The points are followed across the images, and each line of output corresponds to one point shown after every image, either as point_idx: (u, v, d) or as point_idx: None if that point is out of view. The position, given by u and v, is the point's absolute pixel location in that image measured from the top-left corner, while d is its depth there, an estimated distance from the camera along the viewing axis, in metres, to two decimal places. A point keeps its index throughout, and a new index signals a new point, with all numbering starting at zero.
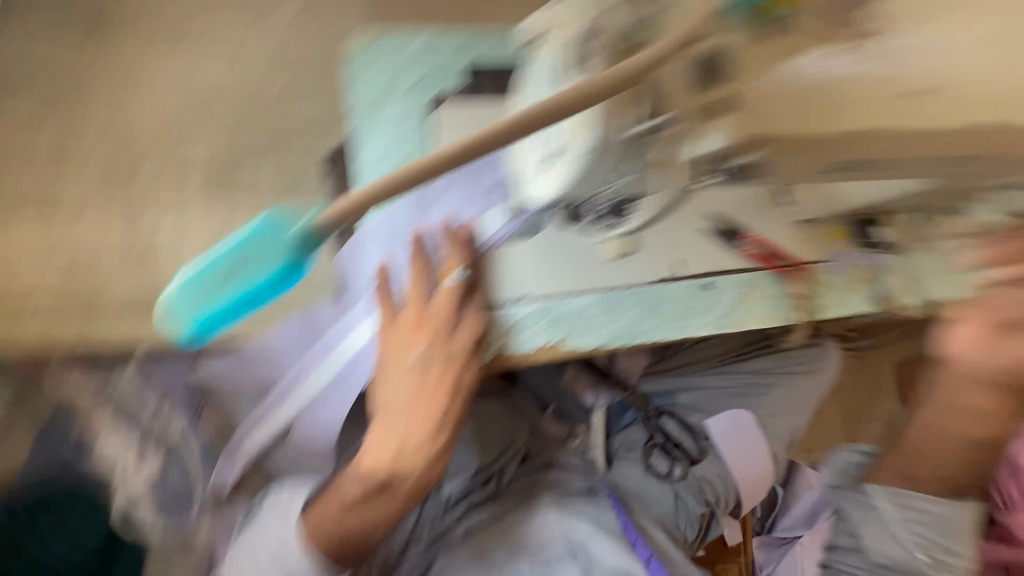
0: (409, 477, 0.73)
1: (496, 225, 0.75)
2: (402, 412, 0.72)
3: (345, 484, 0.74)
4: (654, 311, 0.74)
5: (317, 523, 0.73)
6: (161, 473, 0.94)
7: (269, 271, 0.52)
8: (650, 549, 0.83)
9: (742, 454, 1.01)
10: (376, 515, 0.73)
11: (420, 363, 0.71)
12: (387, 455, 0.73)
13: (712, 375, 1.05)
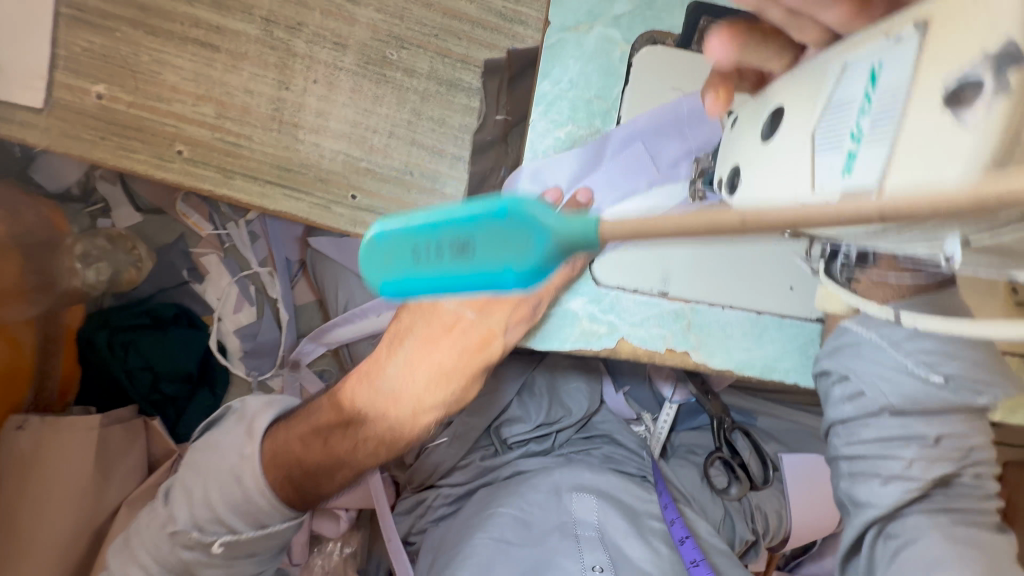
0: (359, 442, 0.78)
1: (659, 203, 0.62)
2: (401, 370, 0.75)
3: (324, 410, 0.79)
4: (802, 352, 0.67)
5: (279, 449, 0.77)
6: (248, 331, 1.18)
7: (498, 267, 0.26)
8: (684, 532, 0.92)
9: (810, 501, 1.06)
10: (319, 451, 0.77)
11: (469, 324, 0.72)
12: (366, 406, 0.77)
13: (805, 413, 1.13)
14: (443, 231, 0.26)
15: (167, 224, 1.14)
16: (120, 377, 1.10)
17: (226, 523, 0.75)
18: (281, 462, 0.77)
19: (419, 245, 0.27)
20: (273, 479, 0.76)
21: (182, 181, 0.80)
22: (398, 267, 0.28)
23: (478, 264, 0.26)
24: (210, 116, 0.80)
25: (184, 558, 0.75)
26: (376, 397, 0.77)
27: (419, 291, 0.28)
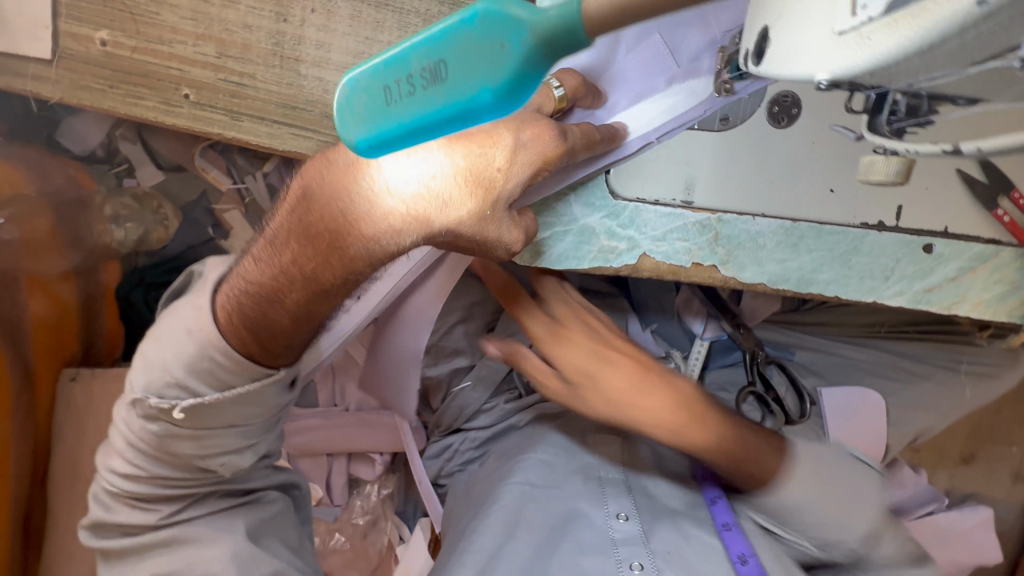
0: (334, 261, 0.58)
1: (680, 104, 0.57)
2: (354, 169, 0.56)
3: (275, 254, 0.60)
4: (843, 262, 0.61)
5: (227, 306, 0.63)
6: None
7: (479, 87, 0.34)
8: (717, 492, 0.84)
9: (853, 433, 1.00)
10: (267, 275, 0.61)
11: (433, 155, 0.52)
12: (317, 226, 0.58)
13: (852, 346, 1.05)
14: (418, 63, 0.35)
15: (187, 181, 1.14)
16: (159, 331, 1.15)
17: (181, 385, 0.63)
18: (238, 311, 0.62)
19: (394, 82, 0.36)
20: (229, 336, 0.62)
21: (193, 126, 0.80)
22: (374, 112, 0.37)
23: (449, 83, 0.34)
24: (211, 56, 0.78)
25: (150, 432, 0.65)
26: (322, 203, 0.57)
27: (398, 129, 0.37)
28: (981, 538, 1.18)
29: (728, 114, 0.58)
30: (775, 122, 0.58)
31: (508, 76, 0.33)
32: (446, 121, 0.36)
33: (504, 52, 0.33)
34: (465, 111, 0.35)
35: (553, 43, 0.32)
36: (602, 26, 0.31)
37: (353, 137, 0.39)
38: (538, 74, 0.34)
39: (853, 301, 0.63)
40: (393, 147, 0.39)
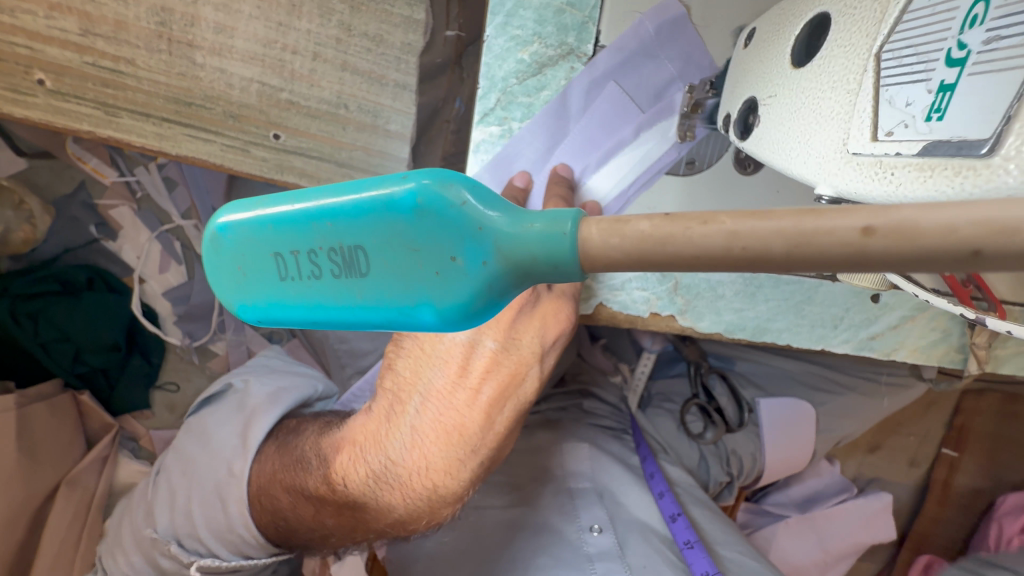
0: (380, 505, 0.57)
1: (652, 151, 0.53)
2: (411, 412, 0.53)
3: (310, 471, 0.60)
4: (797, 311, 0.60)
5: (258, 493, 0.62)
6: (180, 293, 1.06)
7: (417, 299, 0.27)
8: (676, 507, 0.80)
9: (784, 443, 1.04)
10: (309, 518, 0.61)
11: (467, 345, 0.50)
12: (361, 469, 0.57)
13: (785, 357, 1.07)
14: (327, 244, 0.28)
15: (59, 171, 0.96)
16: (33, 351, 0.95)
17: (205, 544, 0.66)
18: (268, 507, 0.62)
19: (290, 257, 0.29)
20: (258, 523, 0.63)
21: (54, 121, 0.64)
22: (264, 280, 0.30)
23: (372, 280, 0.27)
24: (74, 33, 0.61)
25: (163, 561, 0.69)
26: (355, 458, 0.57)
27: (294, 309, 0.30)
28: (882, 519, 1.30)
29: (694, 157, 0.53)
30: (742, 168, 0.53)
31: (457, 298, 0.27)
32: (367, 320, 0.29)
33: (454, 267, 0.26)
34: (395, 320, 0.28)
35: (529, 272, 0.26)
36: (602, 264, 0.24)
37: (231, 300, 0.31)
38: (502, 297, 0.27)
39: (804, 349, 0.62)
40: (284, 320, 0.31)
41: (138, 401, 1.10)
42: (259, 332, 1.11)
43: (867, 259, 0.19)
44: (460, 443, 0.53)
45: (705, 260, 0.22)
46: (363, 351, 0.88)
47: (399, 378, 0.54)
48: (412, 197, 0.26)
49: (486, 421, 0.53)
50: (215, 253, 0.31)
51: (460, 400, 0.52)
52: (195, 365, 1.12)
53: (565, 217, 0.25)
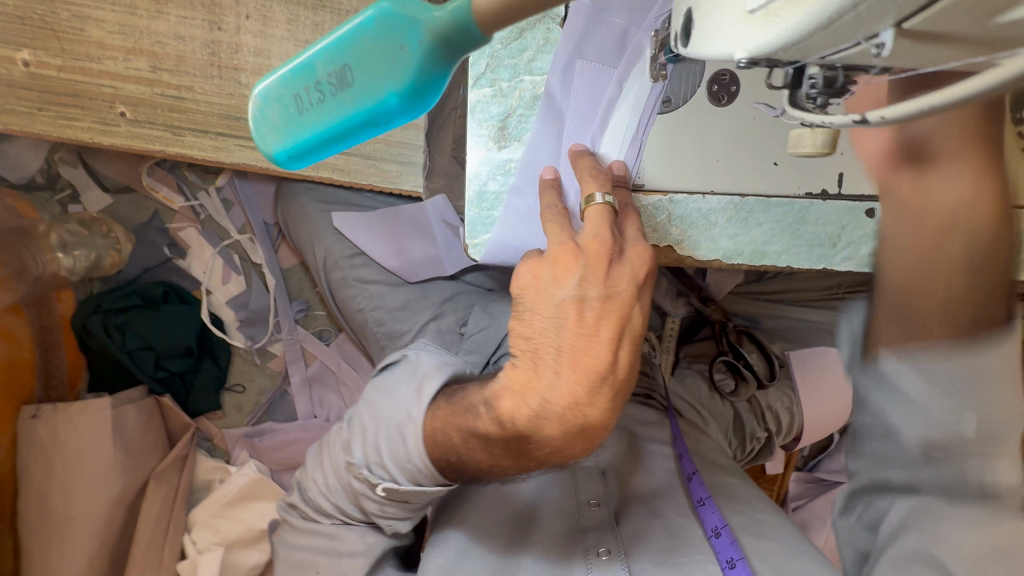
0: (548, 441, 0.53)
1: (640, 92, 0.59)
2: (550, 359, 0.51)
3: (474, 417, 0.56)
4: (792, 233, 0.63)
5: (434, 436, 0.60)
6: (240, 300, 1.18)
7: (384, 91, 0.35)
8: (693, 466, 0.82)
9: (821, 398, 1.04)
10: (483, 455, 0.58)
11: (577, 300, 0.50)
12: (525, 411, 0.52)
13: (816, 310, 1.06)
14: (324, 70, 0.36)
15: (136, 202, 1.12)
16: (122, 358, 1.09)
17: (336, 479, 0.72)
18: (442, 446, 0.60)
19: (302, 91, 0.38)
20: (431, 463, 0.61)
21: (133, 145, 0.78)
22: (288, 120, 0.39)
23: (356, 88, 0.36)
24: (145, 71, 0.75)
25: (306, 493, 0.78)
26: (508, 407, 0.53)
27: (314, 136, 0.39)
28: None
29: (670, 96, 0.59)
30: (716, 100, 0.59)
31: (409, 80, 0.35)
32: (359, 127, 0.38)
33: (403, 54, 0.34)
34: (375, 115, 0.37)
35: (453, 41, 0.33)
36: (496, 17, 0.31)
37: (272, 146, 0.40)
38: (441, 70, 0.34)
39: (806, 270, 0.65)
40: (311, 153, 0.40)
41: (212, 403, 1.21)
42: (310, 330, 1.22)
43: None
44: (601, 379, 0.50)
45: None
46: (400, 331, 0.95)
47: (528, 333, 0.53)
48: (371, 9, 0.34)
49: (619, 354, 0.51)
50: (254, 113, 0.40)
51: (581, 342, 0.50)
52: (257, 366, 1.23)
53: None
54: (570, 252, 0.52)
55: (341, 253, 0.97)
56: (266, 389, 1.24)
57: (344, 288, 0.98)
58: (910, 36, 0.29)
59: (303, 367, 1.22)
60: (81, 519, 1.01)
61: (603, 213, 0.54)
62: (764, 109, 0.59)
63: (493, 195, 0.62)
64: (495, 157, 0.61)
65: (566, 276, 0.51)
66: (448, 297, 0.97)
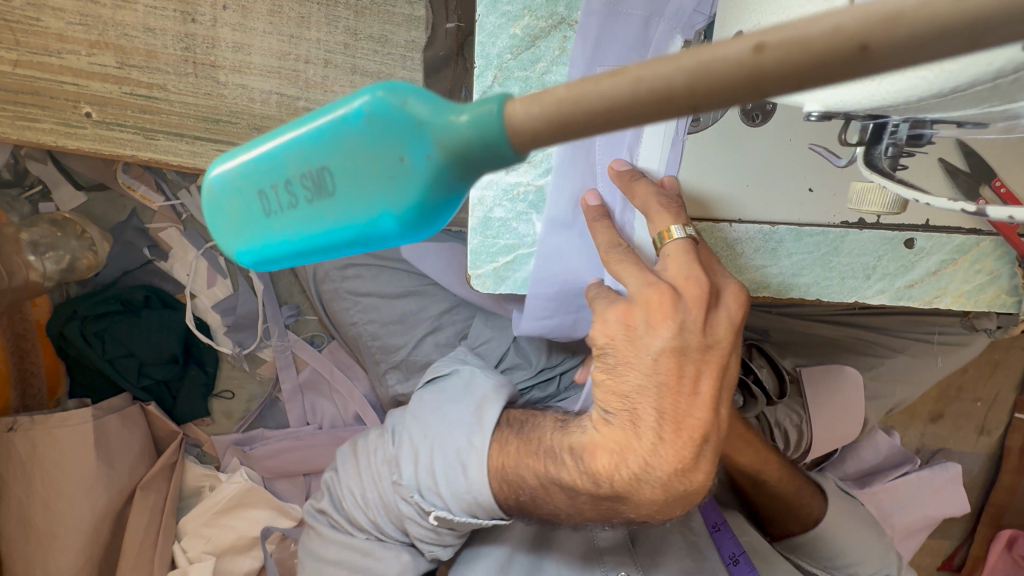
0: (638, 501, 0.52)
1: None
2: (654, 420, 0.48)
3: (561, 466, 0.55)
4: (824, 264, 0.58)
5: (504, 482, 0.60)
6: (226, 304, 1.13)
7: (378, 206, 0.28)
8: (707, 491, 0.83)
9: (832, 413, 1.00)
10: (561, 503, 0.58)
11: (677, 351, 0.47)
12: (621, 471, 0.51)
13: (829, 324, 1.03)
14: (297, 170, 0.29)
15: (113, 200, 1.06)
16: (103, 366, 1.04)
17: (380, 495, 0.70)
18: (511, 488, 0.60)
19: (269, 191, 0.30)
20: (499, 497, 0.61)
21: (102, 150, 0.71)
22: (253, 222, 0.32)
23: (339, 198, 0.29)
24: (112, 67, 0.68)
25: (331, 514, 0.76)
26: (599, 459, 0.52)
27: (286, 243, 0.31)
28: (951, 491, 1.23)
29: (699, 114, 0.53)
30: (750, 120, 0.54)
31: (411, 199, 0.28)
32: (342, 242, 0.30)
33: (403, 167, 0.27)
34: (364, 234, 0.30)
35: (472, 158, 0.26)
36: (532, 136, 0.25)
37: (232, 245, 0.33)
38: (454, 190, 0.27)
39: (836, 302, 0.60)
40: (278, 260, 0.33)
41: (201, 410, 1.16)
42: (300, 335, 1.17)
43: (763, 78, 0.21)
44: (703, 441, 0.49)
45: (620, 108, 0.23)
46: (396, 346, 0.90)
47: (630, 393, 0.49)
48: (361, 105, 0.27)
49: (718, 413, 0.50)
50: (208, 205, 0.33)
51: (682, 404, 0.48)
52: (246, 371, 1.18)
53: (492, 98, 0.25)
54: (666, 298, 0.47)
55: (332, 264, 0.91)
56: (257, 395, 1.19)
57: (336, 301, 0.93)
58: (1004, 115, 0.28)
59: (295, 373, 1.17)
60: (65, 535, 0.97)
61: (685, 248, 0.49)
62: (822, 155, 0.54)
63: (499, 222, 0.56)
64: (502, 180, 0.55)
65: (664, 324, 0.47)
66: (445, 309, 0.91)
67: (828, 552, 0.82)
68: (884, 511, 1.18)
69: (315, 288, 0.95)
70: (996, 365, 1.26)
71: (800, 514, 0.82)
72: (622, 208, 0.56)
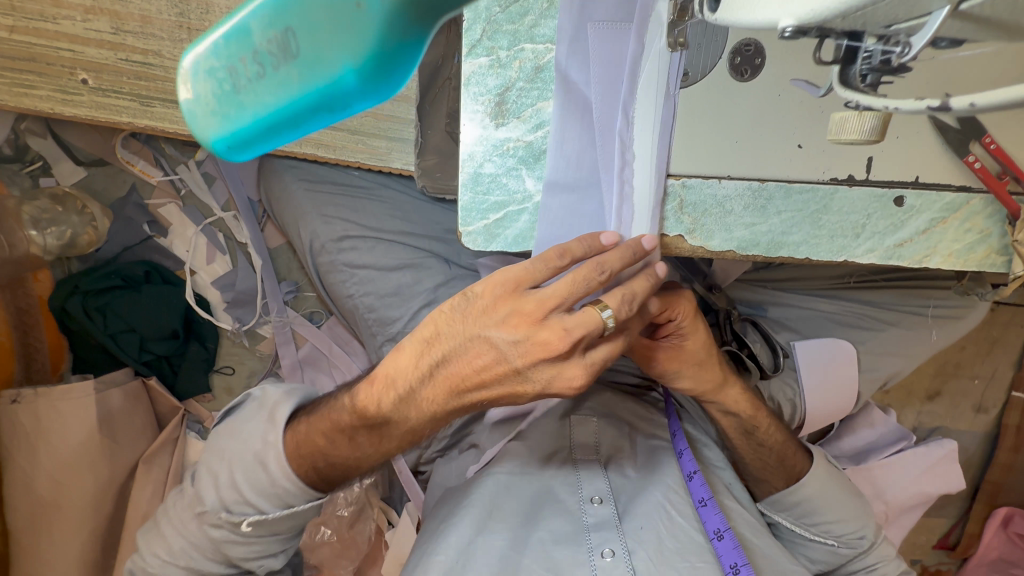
0: (400, 425, 0.63)
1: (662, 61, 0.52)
2: (433, 368, 0.58)
3: (340, 411, 0.67)
4: (813, 222, 0.58)
5: (297, 445, 0.70)
6: (226, 281, 1.14)
7: (342, 61, 0.26)
8: (694, 464, 0.82)
9: (825, 384, 1.01)
10: (344, 449, 0.68)
11: (502, 353, 0.55)
12: (387, 400, 0.61)
13: (824, 299, 1.03)
14: (264, 36, 0.27)
15: (113, 176, 1.07)
16: (104, 341, 1.05)
17: (252, 503, 0.71)
18: (304, 452, 0.70)
19: (237, 64, 0.28)
20: (297, 471, 0.70)
21: (98, 116, 0.71)
22: (223, 103, 0.29)
23: (305, 58, 0.27)
24: (107, 33, 0.68)
25: (212, 535, 0.73)
26: (365, 397, 0.63)
27: (255, 124, 0.29)
28: (947, 468, 1.23)
29: (688, 69, 0.53)
30: (739, 75, 0.54)
31: (372, 49, 0.26)
32: (311, 111, 0.28)
33: (362, 13, 0.25)
34: (332, 97, 0.28)
35: None
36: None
37: (206, 132, 0.30)
38: (414, 34, 0.26)
39: (826, 262, 0.60)
40: (253, 146, 0.31)
41: (201, 386, 1.17)
42: (300, 312, 1.18)
43: None
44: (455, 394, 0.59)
45: None
46: (392, 318, 0.91)
47: (435, 355, 0.58)
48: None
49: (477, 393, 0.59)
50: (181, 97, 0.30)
51: (398, 363, 0.60)
52: (246, 348, 1.19)
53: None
54: (506, 296, 0.54)
55: (328, 237, 0.92)
56: (257, 371, 1.21)
57: (332, 274, 0.93)
58: (970, 20, 0.25)
59: (294, 350, 1.18)
60: (69, 504, 0.99)
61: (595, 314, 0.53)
62: (801, 89, 0.52)
63: (490, 178, 0.57)
64: (493, 136, 0.56)
65: (515, 326, 0.54)
66: (441, 281, 0.91)
67: (810, 510, 0.84)
68: (879, 487, 1.19)
69: (312, 261, 0.96)
70: (994, 343, 1.25)
71: (785, 467, 0.84)
72: (621, 164, 0.55)
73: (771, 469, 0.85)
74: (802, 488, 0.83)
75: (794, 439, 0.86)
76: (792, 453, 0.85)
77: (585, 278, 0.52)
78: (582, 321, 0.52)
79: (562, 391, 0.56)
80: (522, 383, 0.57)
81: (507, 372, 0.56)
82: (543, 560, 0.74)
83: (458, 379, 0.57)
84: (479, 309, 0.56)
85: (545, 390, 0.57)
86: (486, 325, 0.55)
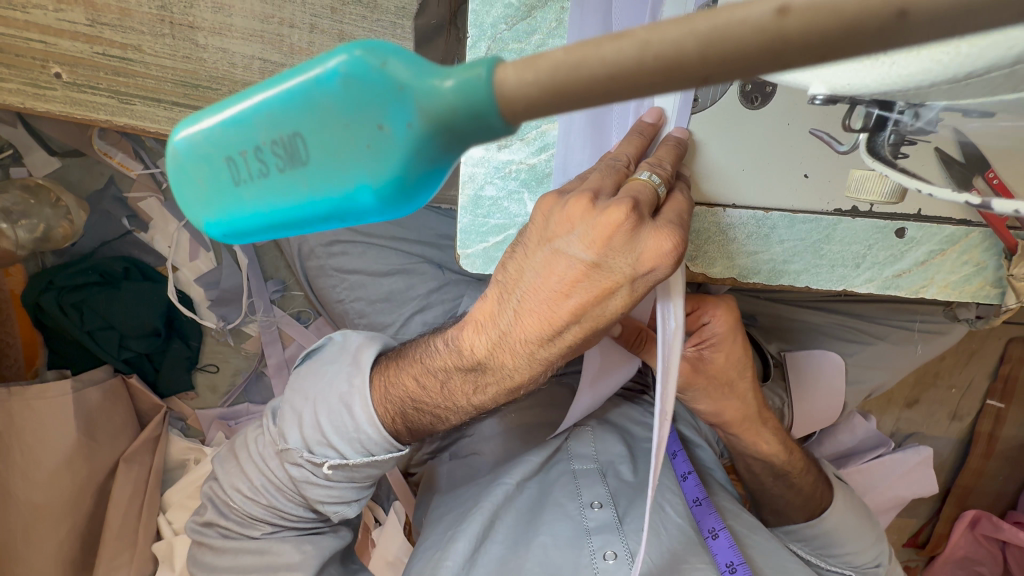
0: (502, 370, 0.55)
1: None
2: (516, 298, 0.49)
3: (436, 354, 0.62)
4: (814, 252, 0.58)
5: (385, 388, 0.67)
6: (211, 278, 1.11)
7: (357, 181, 0.24)
8: (687, 465, 0.85)
9: (815, 394, 1.02)
10: (436, 393, 0.63)
11: (568, 262, 0.45)
12: (483, 342, 0.54)
13: (814, 311, 1.04)
14: (267, 136, 0.25)
15: (89, 167, 1.02)
16: (82, 339, 1.01)
17: (334, 447, 0.69)
18: (394, 397, 0.67)
19: (238, 157, 0.25)
20: (381, 418, 0.67)
21: (71, 110, 0.67)
22: (219, 191, 0.27)
23: (315, 170, 0.24)
24: (82, 24, 0.63)
25: (292, 472, 0.73)
26: (471, 330, 0.56)
27: (256, 219, 0.27)
28: (923, 473, 1.26)
29: (698, 96, 0.52)
30: (749, 103, 0.53)
31: (392, 174, 0.24)
32: (320, 219, 0.26)
33: (383, 137, 0.23)
34: (342, 211, 0.25)
35: (458, 129, 0.22)
36: (528, 108, 0.21)
37: (200, 216, 0.28)
38: (437, 162, 0.24)
39: (824, 290, 0.60)
40: (252, 235, 0.28)
41: (184, 384, 1.15)
42: (288, 311, 1.16)
43: (784, 51, 0.18)
44: (555, 334, 0.49)
45: (619, 86, 0.19)
46: (382, 324, 0.89)
47: (509, 275, 0.50)
48: (335, 61, 0.23)
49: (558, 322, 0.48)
50: (171, 171, 0.28)
51: (493, 309, 0.52)
52: (231, 347, 1.17)
53: (482, 60, 0.21)
54: (550, 202, 0.46)
55: (317, 241, 0.89)
56: (242, 369, 1.18)
57: (320, 276, 0.91)
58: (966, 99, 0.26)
59: (280, 349, 1.16)
60: (44, 505, 0.95)
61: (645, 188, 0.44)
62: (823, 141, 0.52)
63: (490, 201, 0.56)
64: (494, 158, 0.55)
65: (571, 224, 0.44)
66: (434, 288, 0.89)
67: (824, 540, 0.86)
68: (857, 491, 1.22)
69: (299, 263, 0.93)
70: (973, 354, 1.28)
71: (808, 501, 0.87)
72: None
73: (797, 504, 0.88)
74: (825, 522, 0.85)
75: (820, 478, 0.89)
76: (817, 492, 0.88)
77: (606, 172, 0.46)
78: (627, 187, 0.44)
79: (656, 267, 0.43)
80: (604, 284, 0.44)
81: (581, 274, 0.44)
82: (543, 562, 0.73)
83: (548, 310, 0.47)
84: (539, 233, 0.47)
85: (630, 269, 0.43)
86: (546, 240, 0.46)
